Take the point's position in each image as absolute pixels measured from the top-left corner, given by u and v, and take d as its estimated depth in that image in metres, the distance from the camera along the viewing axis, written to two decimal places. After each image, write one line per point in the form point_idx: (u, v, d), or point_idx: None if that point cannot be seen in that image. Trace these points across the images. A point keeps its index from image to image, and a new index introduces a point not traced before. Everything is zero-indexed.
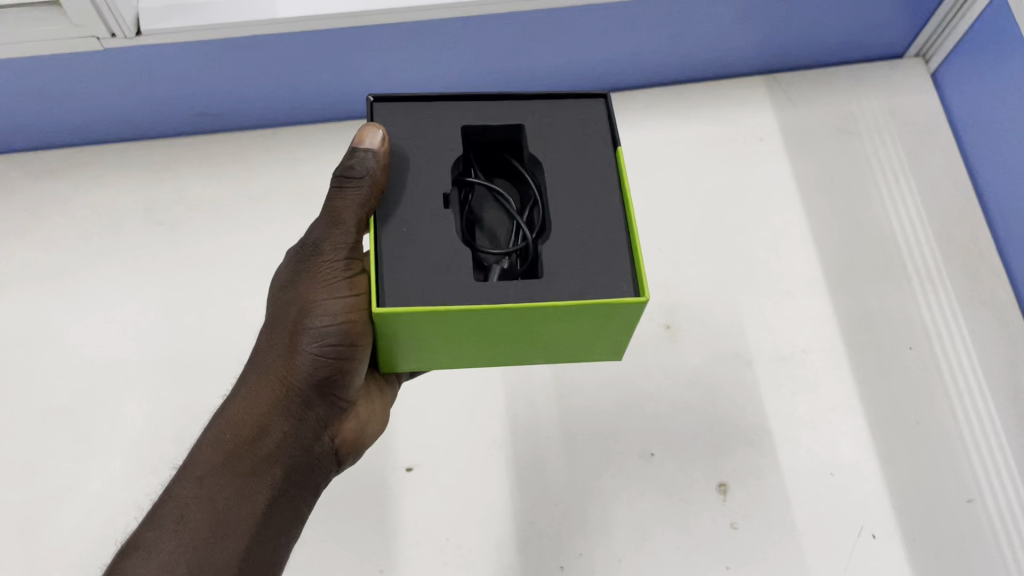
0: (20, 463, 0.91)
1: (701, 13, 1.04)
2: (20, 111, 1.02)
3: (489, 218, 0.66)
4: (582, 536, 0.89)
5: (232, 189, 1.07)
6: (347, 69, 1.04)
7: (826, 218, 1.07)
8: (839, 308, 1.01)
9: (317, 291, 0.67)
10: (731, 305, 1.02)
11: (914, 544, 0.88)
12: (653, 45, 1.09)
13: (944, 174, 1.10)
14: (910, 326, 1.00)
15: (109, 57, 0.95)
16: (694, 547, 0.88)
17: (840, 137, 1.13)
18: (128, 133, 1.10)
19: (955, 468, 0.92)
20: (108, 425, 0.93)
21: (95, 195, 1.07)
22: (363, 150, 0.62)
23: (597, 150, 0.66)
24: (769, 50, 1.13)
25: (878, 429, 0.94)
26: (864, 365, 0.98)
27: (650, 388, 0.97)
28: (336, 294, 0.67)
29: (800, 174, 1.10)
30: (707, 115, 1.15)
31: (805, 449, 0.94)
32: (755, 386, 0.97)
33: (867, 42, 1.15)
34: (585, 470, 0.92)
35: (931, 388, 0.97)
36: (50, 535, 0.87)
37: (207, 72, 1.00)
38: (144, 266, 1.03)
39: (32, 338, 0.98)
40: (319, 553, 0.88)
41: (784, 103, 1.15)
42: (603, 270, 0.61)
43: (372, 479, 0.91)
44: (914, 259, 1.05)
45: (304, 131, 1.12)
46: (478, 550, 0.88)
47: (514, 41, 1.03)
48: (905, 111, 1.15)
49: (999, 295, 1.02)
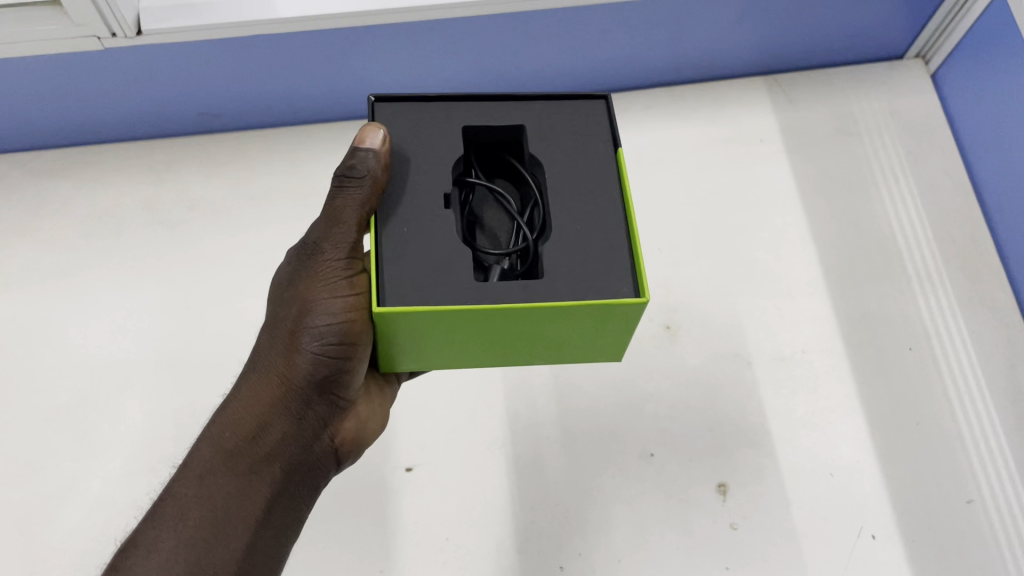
0: (20, 463, 0.91)
1: (701, 14, 1.04)
2: (21, 110, 1.02)
3: (489, 218, 0.66)
4: (582, 537, 0.89)
5: (233, 188, 1.08)
6: (347, 69, 1.04)
7: (826, 218, 1.08)
8: (839, 309, 1.01)
9: (317, 290, 0.67)
10: (732, 306, 1.02)
11: (914, 545, 0.88)
12: (653, 45, 1.09)
13: (944, 175, 1.10)
14: (910, 327, 1.00)
15: (109, 57, 0.95)
16: (694, 547, 0.88)
17: (840, 137, 1.13)
18: (128, 133, 1.10)
19: (955, 469, 0.92)
20: (108, 424, 0.93)
21: (96, 194, 1.07)
22: (364, 150, 0.62)
23: (598, 151, 0.66)
24: (769, 51, 1.14)
25: (878, 429, 0.94)
26: (864, 365, 0.98)
27: (650, 388, 0.97)
28: (336, 293, 0.67)
29: (800, 174, 1.10)
30: (707, 116, 1.15)
31: (805, 449, 0.94)
32: (755, 387, 0.97)
33: (867, 43, 1.15)
34: (585, 471, 0.92)
35: (931, 389, 0.97)
36: (50, 535, 0.88)
37: (208, 72, 1.00)
38: (144, 266, 1.03)
39: (32, 337, 0.98)
40: (319, 553, 0.88)
41: (784, 104, 1.15)
42: (603, 270, 0.61)
43: (372, 479, 0.91)
44: (915, 259, 1.05)
45: (305, 131, 1.12)
46: (478, 550, 0.88)
47: (514, 41, 1.03)
48: (905, 112, 1.15)
49: (998, 296, 1.02)
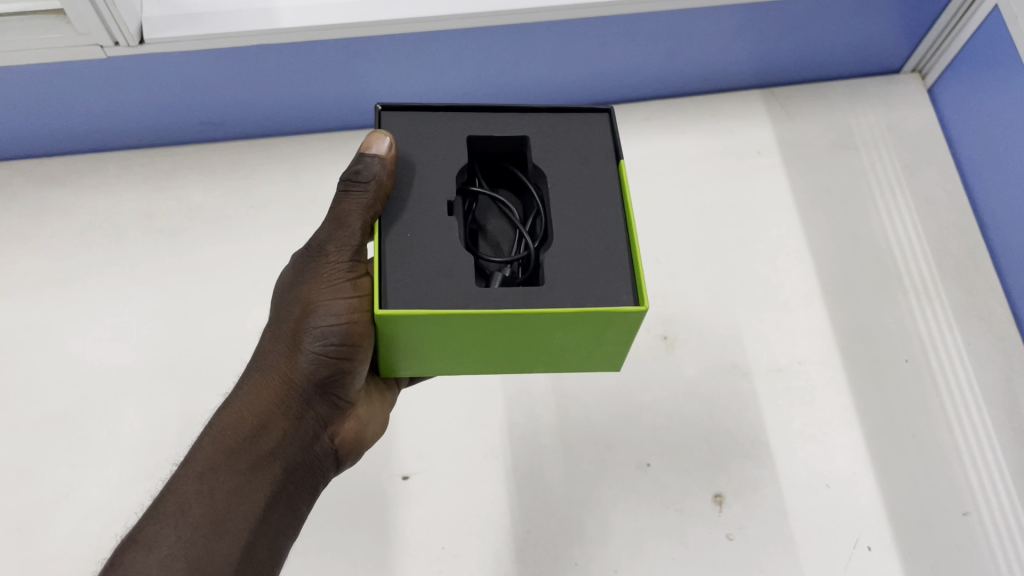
0: (18, 469, 0.91)
1: (699, 28, 1.05)
2: (22, 118, 1.02)
3: (492, 227, 0.66)
4: (578, 547, 0.89)
5: (233, 198, 1.08)
6: (349, 79, 1.05)
7: (822, 230, 1.08)
8: (835, 321, 1.02)
9: (321, 290, 0.68)
10: (730, 317, 1.02)
11: (910, 558, 0.89)
12: (651, 58, 1.10)
13: (940, 189, 1.11)
14: (906, 340, 1.01)
15: (113, 66, 0.96)
16: (689, 558, 0.88)
17: (837, 151, 1.14)
18: (131, 142, 1.10)
19: (951, 482, 0.93)
20: (107, 431, 0.93)
21: (96, 202, 1.07)
22: (370, 156, 0.62)
23: (600, 163, 0.67)
24: (767, 64, 1.15)
25: (874, 440, 0.95)
26: (861, 378, 0.98)
27: (647, 400, 0.97)
28: (340, 294, 0.68)
29: (798, 186, 1.11)
30: (705, 127, 1.16)
31: (802, 460, 0.94)
32: (752, 398, 0.97)
33: (864, 57, 1.16)
34: (583, 480, 0.92)
35: (926, 401, 0.97)
36: (47, 541, 0.87)
37: (211, 80, 1.01)
38: (144, 273, 1.03)
39: (31, 344, 0.98)
40: (315, 561, 0.88)
41: (782, 117, 1.16)
42: (603, 279, 0.61)
43: (369, 488, 0.91)
44: (913, 271, 1.05)
45: (307, 141, 1.13)
46: (474, 559, 0.88)
47: (514, 52, 1.04)
48: (903, 127, 1.15)
49: (994, 309, 1.03)
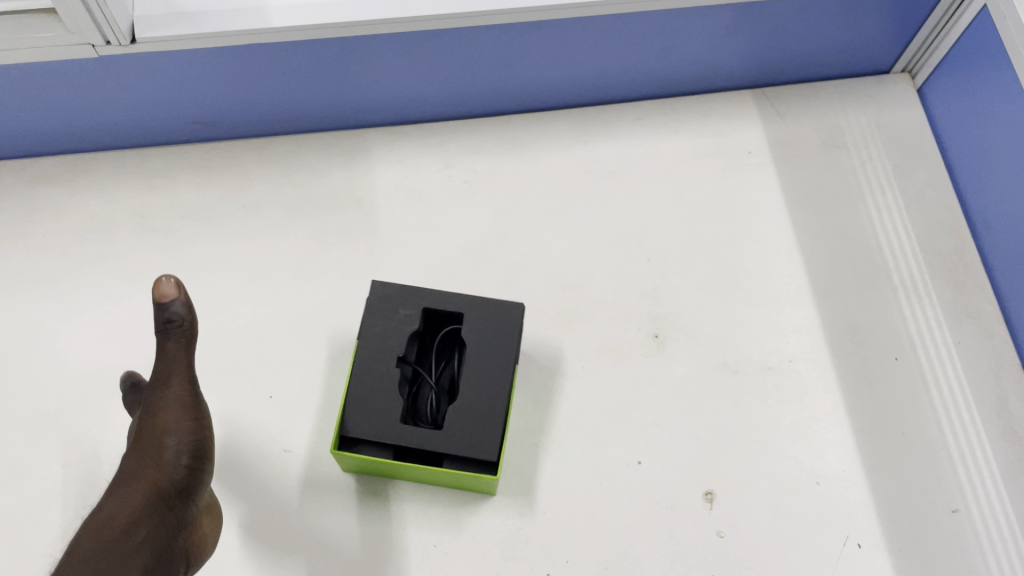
0: (8, 468, 0.91)
1: (689, 29, 1.05)
2: (13, 118, 1.02)
3: None
4: (569, 544, 0.89)
5: (224, 197, 1.08)
6: (339, 79, 1.05)
7: (812, 229, 1.09)
8: (827, 320, 1.02)
9: (169, 414, 0.80)
10: (720, 316, 1.03)
11: (899, 553, 0.89)
12: (641, 59, 1.10)
13: (930, 188, 1.11)
14: (896, 337, 1.02)
15: (104, 66, 0.96)
16: (680, 555, 0.89)
17: (827, 150, 1.14)
18: (122, 142, 1.10)
19: (940, 479, 0.93)
20: (99, 430, 0.93)
21: (87, 202, 1.07)
22: None
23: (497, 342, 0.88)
24: (757, 64, 1.15)
25: (865, 438, 0.95)
26: (852, 376, 0.99)
27: (637, 397, 0.97)
28: (185, 415, 0.80)
29: (788, 186, 1.12)
30: (697, 126, 1.16)
31: (792, 458, 0.94)
32: (741, 395, 0.98)
33: (854, 57, 1.17)
34: (574, 478, 0.93)
35: (917, 399, 0.98)
36: (38, 539, 0.88)
37: (201, 80, 1.01)
38: (137, 273, 1.03)
39: (20, 344, 0.98)
40: (306, 560, 0.88)
41: (772, 116, 1.17)
42: None
43: (361, 486, 0.92)
44: (900, 270, 1.06)
45: (299, 141, 1.13)
46: (464, 557, 0.88)
47: (505, 53, 1.04)
48: (893, 126, 1.16)
49: (985, 309, 1.03)
